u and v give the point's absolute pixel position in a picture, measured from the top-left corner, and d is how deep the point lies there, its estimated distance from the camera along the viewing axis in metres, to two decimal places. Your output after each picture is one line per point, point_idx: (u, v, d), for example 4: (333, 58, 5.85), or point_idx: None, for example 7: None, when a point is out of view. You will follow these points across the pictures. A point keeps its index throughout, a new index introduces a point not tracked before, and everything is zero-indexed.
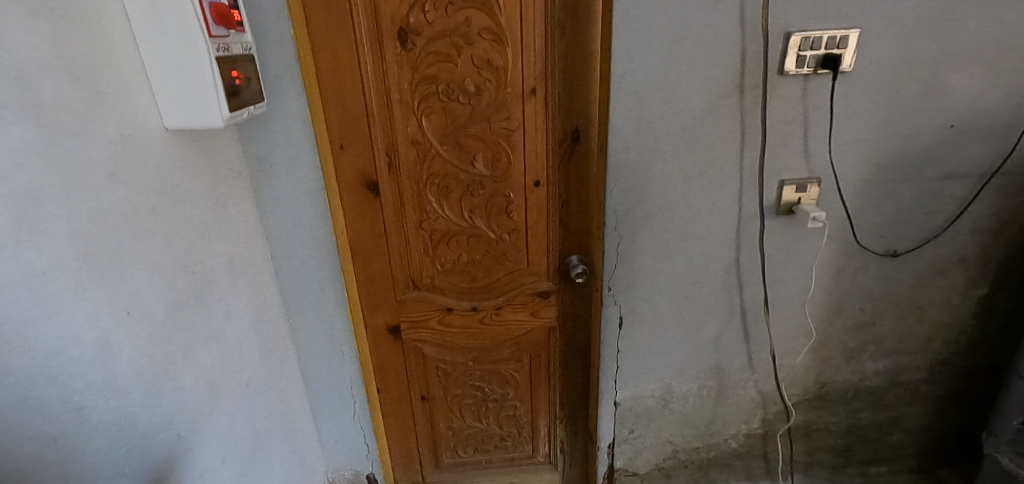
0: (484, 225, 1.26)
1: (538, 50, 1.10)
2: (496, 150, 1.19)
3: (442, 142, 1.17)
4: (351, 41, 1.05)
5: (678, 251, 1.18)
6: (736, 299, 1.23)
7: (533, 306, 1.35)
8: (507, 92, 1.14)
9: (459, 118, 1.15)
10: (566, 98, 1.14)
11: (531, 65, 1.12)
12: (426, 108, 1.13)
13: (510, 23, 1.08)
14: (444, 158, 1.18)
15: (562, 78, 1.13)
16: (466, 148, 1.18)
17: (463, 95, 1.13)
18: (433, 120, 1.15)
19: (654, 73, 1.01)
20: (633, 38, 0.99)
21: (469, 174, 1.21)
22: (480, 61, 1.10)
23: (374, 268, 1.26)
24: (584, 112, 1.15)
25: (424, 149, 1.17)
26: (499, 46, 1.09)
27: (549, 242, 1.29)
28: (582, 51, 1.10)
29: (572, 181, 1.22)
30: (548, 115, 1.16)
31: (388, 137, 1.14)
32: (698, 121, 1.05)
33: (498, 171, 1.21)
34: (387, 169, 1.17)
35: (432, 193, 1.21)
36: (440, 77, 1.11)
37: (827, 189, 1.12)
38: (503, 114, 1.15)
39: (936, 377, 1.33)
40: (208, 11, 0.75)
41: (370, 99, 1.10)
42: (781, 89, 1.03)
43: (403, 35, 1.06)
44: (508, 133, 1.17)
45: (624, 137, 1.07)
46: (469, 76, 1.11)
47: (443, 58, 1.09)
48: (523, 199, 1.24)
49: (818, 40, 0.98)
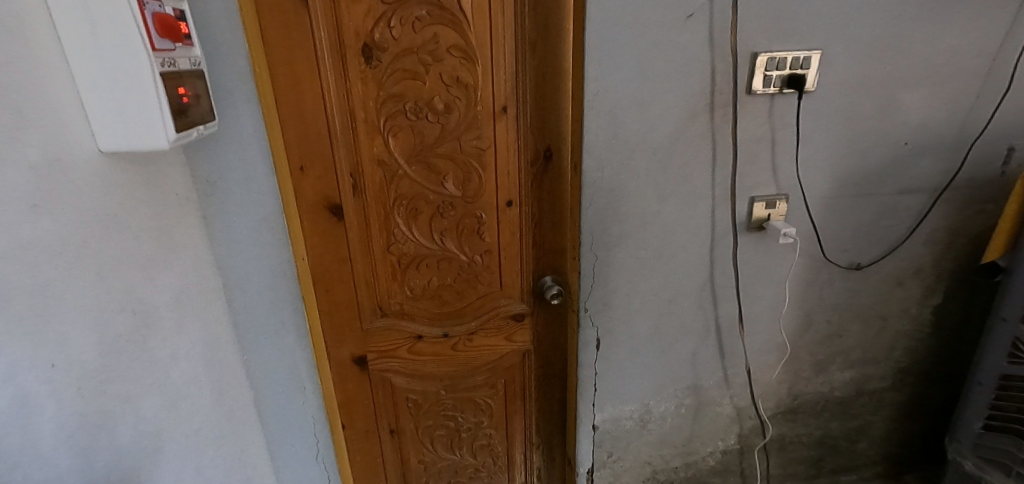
0: (455, 248, 1.21)
1: (509, 68, 1.08)
2: (467, 170, 1.15)
3: (410, 162, 1.11)
4: (311, 56, 0.99)
5: (654, 269, 1.17)
6: (711, 316, 1.23)
7: (507, 330, 1.31)
8: (477, 111, 1.10)
9: (427, 137, 1.10)
10: (538, 117, 1.12)
11: (502, 83, 1.09)
12: (392, 127, 1.08)
13: (480, 40, 1.05)
14: (411, 179, 1.13)
15: (533, 97, 1.11)
16: (436, 169, 1.13)
17: (431, 113, 1.09)
18: (401, 139, 1.09)
19: (627, 92, 1.01)
20: (606, 57, 0.98)
21: (439, 196, 1.16)
22: (449, 79, 1.07)
23: (338, 296, 1.18)
24: (556, 130, 1.13)
25: (391, 170, 1.11)
26: (468, 63, 1.06)
27: (522, 263, 1.25)
28: (553, 70, 1.09)
29: (546, 201, 1.19)
30: (519, 134, 1.13)
31: (352, 157, 1.08)
32: (671, 140, 1.05)
33: (469, 192, 1.17)
34: (351, 191, 1.11)
35: (400, 216, 1.15)
36: (407, 95, 1.06)
37: (795, 205, 1.13)
38: (473, 133, 1.12)
39: (899, 385, 1.38)
40: (150, 23, 0.67)
41: (332, 118, 1.04)
42: (749, 108, 1.04)
43: (367, 52, 1.01)
44: (479, 152, 1.13)
45: (598, 156, 1.05)
46: (437, 93, 1.07)
47: (410, 75, 1.05)
48: (495, 220, 1.21)
49: (783, 61, 1.00)
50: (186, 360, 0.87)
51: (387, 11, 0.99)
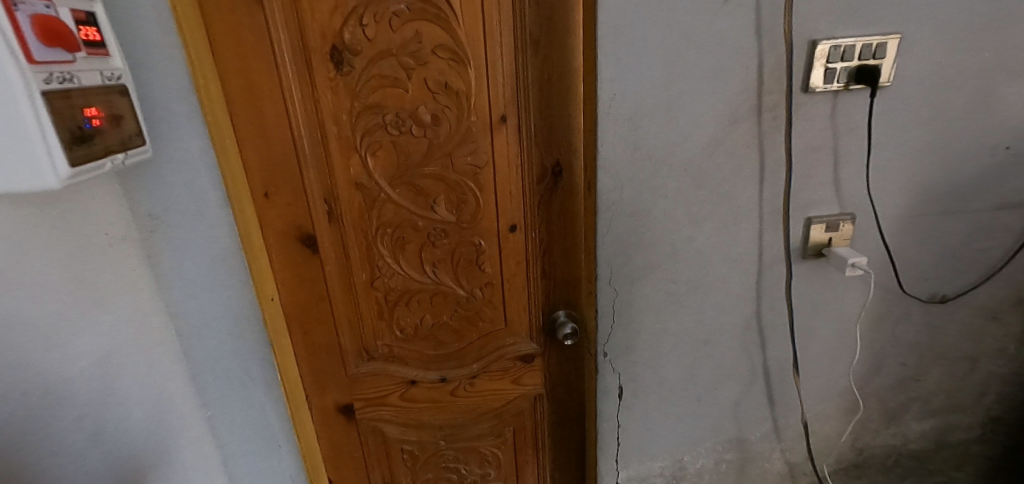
0: (450, 281, 1.04)
1: (506, 70, 0.90)
2: (461, 191, 0.98)
3: (394, 184, 0.95)
4: (271, 64, 0.84)
5: (687, 306, 0.97)
6: (757, 358, 1.02)
7: (515, 372, 1.13)
8: (470, 122, 0.93)
9: (413, 155, 0.94)
10: (543, 127, 0.94)
11: (499, 88, 0.91)
12: (370, 144, 0.91)
13: (471, 38, 0.88)
14: (396, 204, 0.97)
15: (537, 103, 0.93)
16: (424, 191, 0.97)
17: (416, 126, 0.92)
18: (382, 158, 0.93)
19: (651, 95, 0.82)
20: (624, 52, 0.79)
21: (429, 222, 0.99)
22: (436, 84, 0.90)
23: (317, 338, 1.03)
24: (566, 142, 0.95)
25: (372, 194, 0.95)
26: (458, 65, 0.89)
27: (530, 296, 1.07)
28: (561, 71, 0.90)
29: (555, 225, 1.01)
30: (522, 148, 0.96)
31: (325, 181, 0.92)
32: (706, 152, 0.86)
33: (465, 216, 1.00)
34: (326, 219, 0.95)
35: (384, 247, 0.99)
36: (387, 105, 0.90)
37: (864, 226, 0.92)
38: (467, 148, 0.95)
39: (989, 436, 1.14)
40: (30, 29, 0.53)
41: (299, 135, 0.88)
42: (806, 109, 0.83)
43: (336, 56, 0.85)
44: (474, 170, 0.96)
45: (615, 174, 0.86)
46: (421, 103, 0.91)
47: (389, 81, 0.88)
48: (497, 248, 1.03)
49: (850, 49, 0.79)
50: (99, 435, 0.72)
51: (358, 6, 0.83)
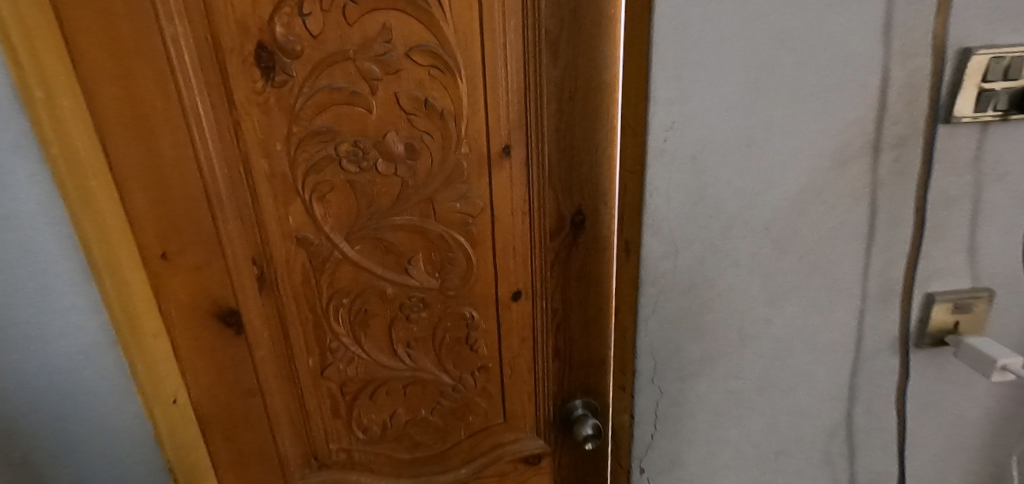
0: (431, 365, 0.77)
1: (511, 84, 0.65)
2: (447, 248, 0.71)
3: (352, 239, 0.68)
4: (166, 69, 0.57)
5: (754, 409, 0.71)
6: (842, 473, 0.76)
7: (516, 478, 0.86)
8: (460, 156, 0.67)
9: (379, 200, 0.67)
10: (560, 162, 0.69)
11: (501, 108, 0.65)
12: (318, 185, 0.64)
13: (463, 38, 0.61)
14: (356, 266, 0.69)
15: (553, 131, 0.67)
16: (395, 248, 0.70)
17: (383, 160, 0.65)
18: (334, 205, 0.66)
19: (726, 124, 0.56)
20: (691, 60, 0.53)
21: (403, 289, 0.72)
22: (412, 103, 0.63)
23: (247, 444, 0.75)
24: (590, 182, 0.70)
25: (321, 254, 0.68)
26: (444, 76, 0.63)
27: (538, 381, 0.81)
28: (586, 86, 0.65)
29: (573, 291, 0.76)
30: (531, 190, 0.70)
31: (253, 235, 0.65)
32: (795, 205, 0.60)
33: (451, 281, 0.73)
34: (257, 288, 0.68)
35: (341, 324, 0.72)
36: (341, 131, 0.63)
37: (1002, 307, 0.66)
38: (456, 190, 0.68)
39: None
40: None
41: (212, 173, 0.61)
42: (942, 148, 0.58)
43: (265, 59, 0.58)
44: (465, 220, 0.70)
45: (666, 235, 0.60)
46: (391, 127, 0.64)
47: (343, 97, 0.61)
48: (494, 320, 0.77)
49: (1017, 62, 0.53)
50: None
51: None
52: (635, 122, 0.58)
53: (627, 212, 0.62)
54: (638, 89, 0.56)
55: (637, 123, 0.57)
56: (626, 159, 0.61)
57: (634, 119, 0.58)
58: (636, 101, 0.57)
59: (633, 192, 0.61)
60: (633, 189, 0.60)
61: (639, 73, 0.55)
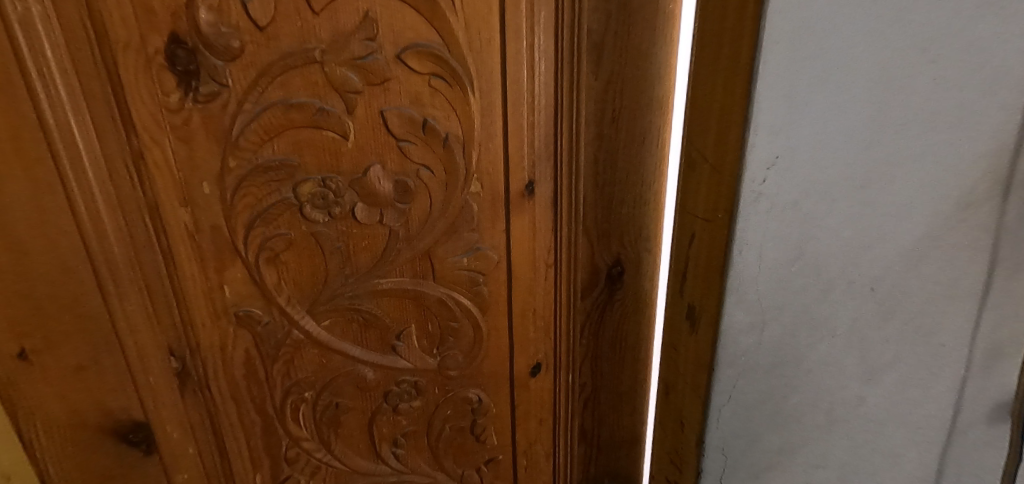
0: (425, 465, 0.59)
1: (539, 99, 0.48)
2: (447, 318, 0.53)
3: (318, 313, 0.49)
4: (16, 74, 0.36)
5: None
6: None
7: None
8: (468, 196, 0.49)
9: (357, 258, 0.48)
10: (596, 202, 0.54)
11: (524, 133, 0.49)
12: (269, 241, 0.45)
13: (476, 34, 0.44)
14: (324, 347, 0.50)
15: (590, 161, 0.52)
16: (376, 321, 0.51)
17: (363, 203, 0.46)
18: (293, 267, 0.47)
19: (848, 151, 0.37)
20: (808, 65, 0.35)
21: (389, 374, 0.53)
22: (404, 126, 0.45)
23: None
24: (633, 226, 0.55)
25: (274, 335, 0.48)
26: (449, 88, 0.45)
27: (558, 470, 0.65)
28: (634, 104, 0.50)
29: (605, 359, 0.60)
30: (558, 237, 0.54)
31: (169, 317, 0.45)
32: (910, 259, 0.41)
33: (454, 359, 0.55)
34: (177, 389, 0.47)
35: (303, 425, 0.53)
36: (302, 165, 0.44)
37: None
38: (462, 241, 0.51)
39: None
40: None
41: (102, 229, 0.41)
42: None
43: (183, 61, 0.39)
44: (474, 279, 0.52)
45: (746, 302, 0.45)
46: (374, 159, 0.45)
47: (306, 117, 0.43)
48: (506, 402, 0.59)
49: None
50: None
51: None
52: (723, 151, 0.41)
53: (698, 271, 0.47)
54: (732, 105, 0.38)
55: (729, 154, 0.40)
56: (700, 199, 0.45)
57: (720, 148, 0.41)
58: (726, 123, 0.40)
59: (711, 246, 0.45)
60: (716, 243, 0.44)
61: (733, 81, 0.38)
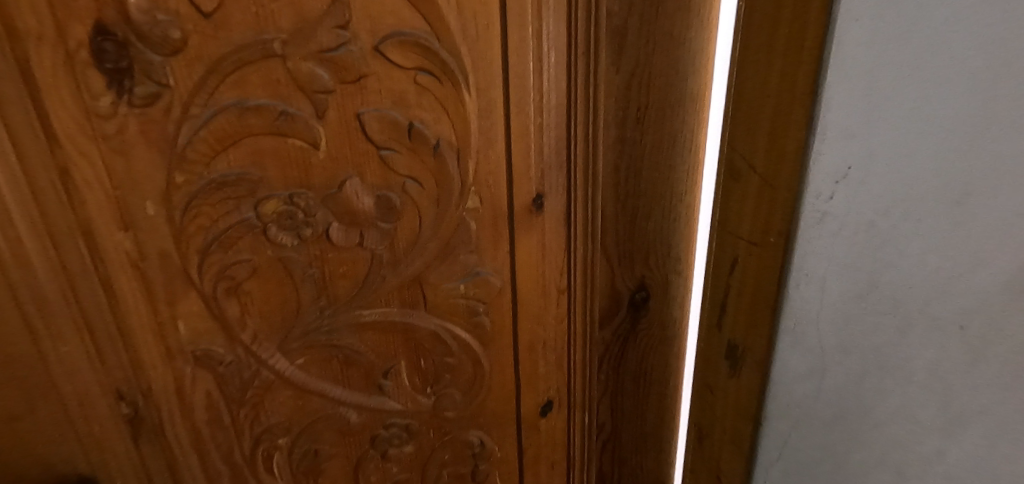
0: None
1: (548, 97, 0.40)
2: (441, 353, 0.46)
3: (290, 350, 0.42)
4: None
5: None
6: None
7: None
8: (465, 213, 0.42)
9: (334, 287, 0.41)
10: (618, 218, 0.45)
11: (531, 137, 0.41)
12: (228, 269, 0.38)
13: (472, 19, 0.36)
14: (299, 389, 0.43)
15: (610, 170, 0.44)
16: (358, 358, 0.44)
17: (339, 223, 0.39)
18: (258, 298, 0.40)
19: (942, 148, 0.23)
20: (902, 48, 0.22)
21: (375, 417, 0.46)
22: (386, 132, 0.38)
23: None
24: (660, 244, 0.47)
25: (239, 376, 0.41)
26: (439, 86, 0.38)
27: None
28: (662, 102, 0.42)
29: (628, 396, 0.52)
30: (571, 258, 0.46)
31: (115, 358, 0.38)
32: None
33: (451, 399, 0.48)
34: (130, 438, 0.41)
35: (278, 475, 0.46)
36: (265, 179, 0.37)
37: None
38: (458, 265, 0.43)
39: None
40: None
41: (28, 259, 0.35)
42: None
43: (113, 57, 0.32)
44: (473, 309, 0.45)
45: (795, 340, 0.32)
46: (352, 171, 0.38)
47: (267, 123, 0.35)
48: (513, 446, 0.52)
49: None
50: None
51: None
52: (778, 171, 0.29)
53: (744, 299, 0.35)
54: (794, 105, 0.27)
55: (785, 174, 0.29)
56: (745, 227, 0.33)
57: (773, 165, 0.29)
58: (781, 132, 0.28)
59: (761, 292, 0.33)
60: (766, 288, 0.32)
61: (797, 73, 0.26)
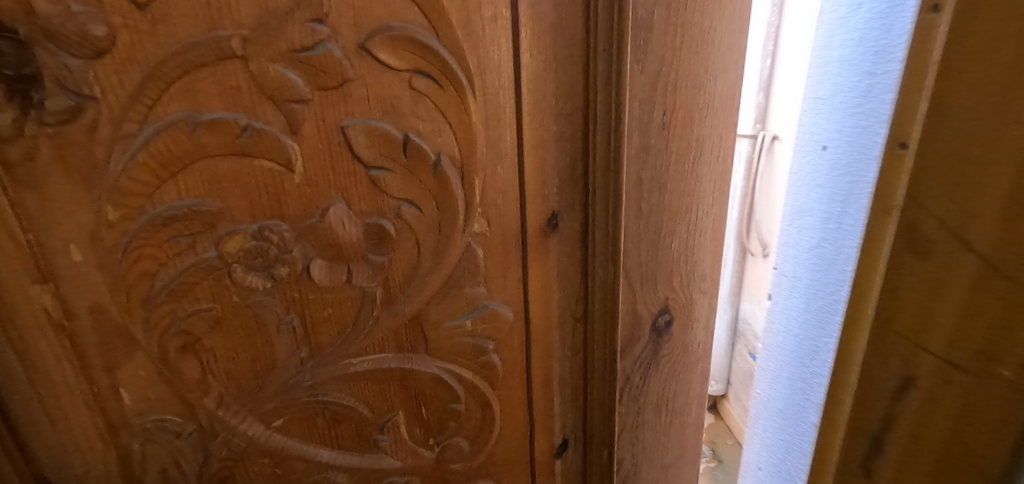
0: None
1: (563, 102, 0.35)
2: (446, 400, 0.39)
3: (266, 412, 0.35)
4: None
5: None
6: None
7: None
8: (471, 238, 0.35)
9: (317, 334, 0.34)
10: (641, 236, 0.40)
11: (546, 149, 0.35)
12: (182, 323, 0.31)
13: (477, 11, 0.30)
14: (276, 455, 0.36)
15: (632, 183, 0.38)
16: (349, 413, 0.37)
17: (322, 258, 0.32)
18: (223, 354, 0.32)
19: None
20: None
21: (371, 477, 0.40)
22: (377, 147, 0.31)
23: None
24: (684, 263, 0.42)
25: (200, 449, 0.34)
26: (437, 90, 0.31)
27: None
28: (688, 105, 0.37)
29: (650, 428, 0.47)
30: (588, 283, 0.40)
31: (42, 437, 0.31)
32: None
33: (457, 449, 0.41)
34: None
35: None
36: (226, 211, 0.29)
37: None
38: (463, 299, 0.37)
39: None
40: None
41: None
42: None
43: (16, 61, 0.24)
44: (480, 348, 0.39)
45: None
46: (336, 195, 0.31)
47: (226, 141, 0.28)
48: None
49: None
50: None
51: None
52: (951, 300, 0.21)
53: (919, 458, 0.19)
54: None
55: (988, 316, 0.20)
56: (894, 350, 0.23)
57: (954, 294, 0.21)
58: None
59: (939, 449, 0.23)
60: (958, 453, 0.22)
61: None
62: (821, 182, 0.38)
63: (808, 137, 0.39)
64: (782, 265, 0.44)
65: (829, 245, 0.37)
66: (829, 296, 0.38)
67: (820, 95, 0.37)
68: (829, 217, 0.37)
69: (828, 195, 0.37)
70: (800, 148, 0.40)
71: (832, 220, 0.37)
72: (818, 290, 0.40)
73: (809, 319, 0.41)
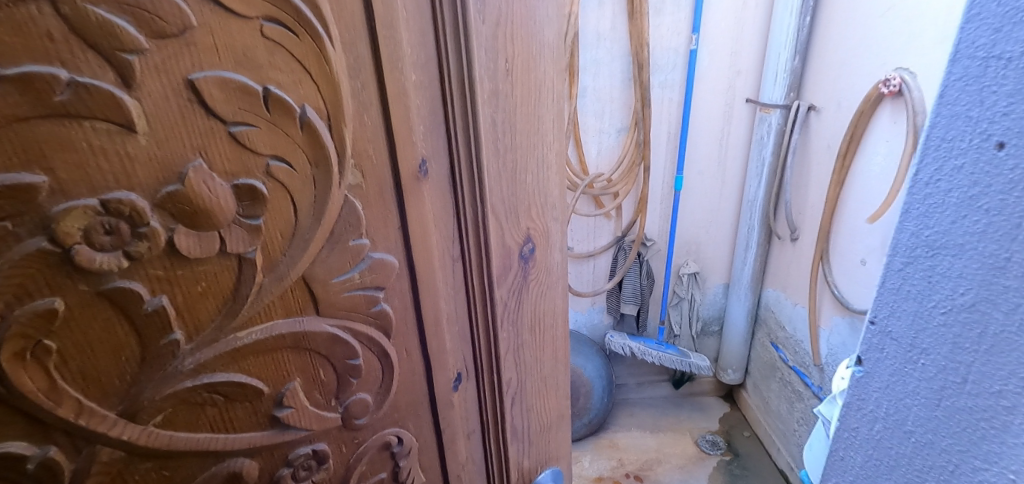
0: None
1: (418, 51, 0.37)
2: (346, 355, 0.40)
3: (144, 411, 0.31)
4: None
5: None
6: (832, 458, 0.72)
7: None
8: (348, 191, 0.36)
9: (194, 313, 0.32)
10: (503, 175, 0.45)
11: (410, 95, 0.37)
12: (13, 326, 0.26)
13: None
14: (161, 457, 0.33)
15: (489, 127, 0.42)
16: (246, 389, 0.35)
17: (188, 229, 0.30)
18: (77, 353, 0.28)
19: None
20: None
21: (276, 452, 0.39)
22: (241, 101, 0.30)
23: None
24: (536, 198, 0.48)
25: (61, 471, 0.30)
26: (291, 37, 0.30)
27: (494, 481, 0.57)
28: (524, 54, 0.42)
29: (527, 349, 0.53)
30: (464, 223, 0.44)
31: None
32: None
33: (361, 403, 0.42)
34: None
35: None
36: (58, 184, 0.25)
37: None
38: (349, 253, 0.37)
39: None
40: None
41: None
42: None
43: None
44: (371, 298, 0.39)
45: None
46: (196, 157, 0.29)
47: (42, 101, 0.24)
48: (430, 429, 0.49)
49: None
50: None
51: None
52: None
53: None
54: None
55: None
56: None
57: None
58: None
59: None
60: None
61: None
62: (999, 206, 0.27)
63: (975, 129, 0.28)
64: (913, 317, 0.33)
65: (998, 297, 0.28)
66: (990, 374, 0.29)
67: (1010, 60, 0.26)
68: (1005, 260, 0.27)
69: (1009, 228, 0.27)
70: (959, 145, 0.29)
71: (1010, 267, 0.27)
72: (974, 355, 0.29)
73: (951, 386, 0.31)
